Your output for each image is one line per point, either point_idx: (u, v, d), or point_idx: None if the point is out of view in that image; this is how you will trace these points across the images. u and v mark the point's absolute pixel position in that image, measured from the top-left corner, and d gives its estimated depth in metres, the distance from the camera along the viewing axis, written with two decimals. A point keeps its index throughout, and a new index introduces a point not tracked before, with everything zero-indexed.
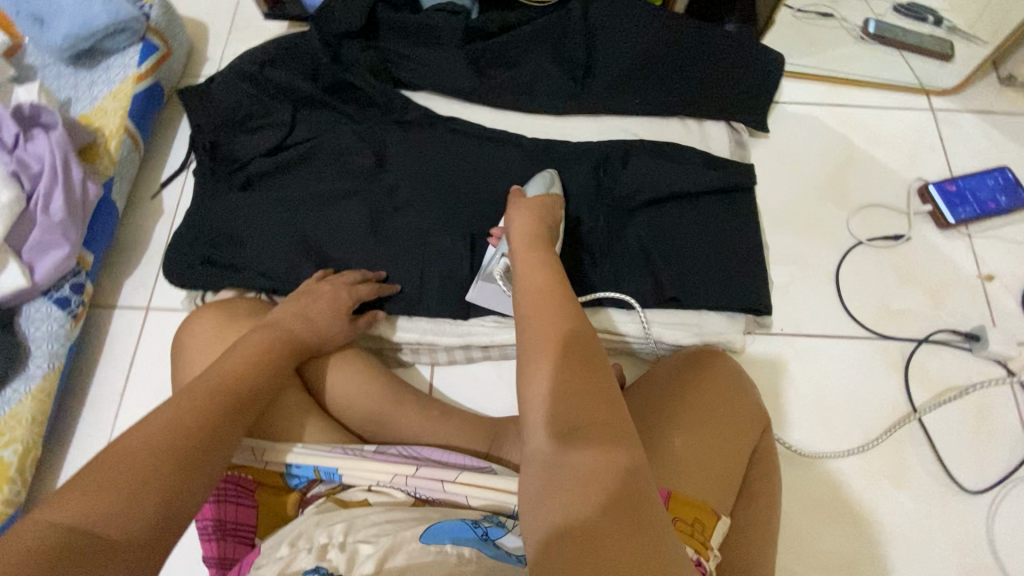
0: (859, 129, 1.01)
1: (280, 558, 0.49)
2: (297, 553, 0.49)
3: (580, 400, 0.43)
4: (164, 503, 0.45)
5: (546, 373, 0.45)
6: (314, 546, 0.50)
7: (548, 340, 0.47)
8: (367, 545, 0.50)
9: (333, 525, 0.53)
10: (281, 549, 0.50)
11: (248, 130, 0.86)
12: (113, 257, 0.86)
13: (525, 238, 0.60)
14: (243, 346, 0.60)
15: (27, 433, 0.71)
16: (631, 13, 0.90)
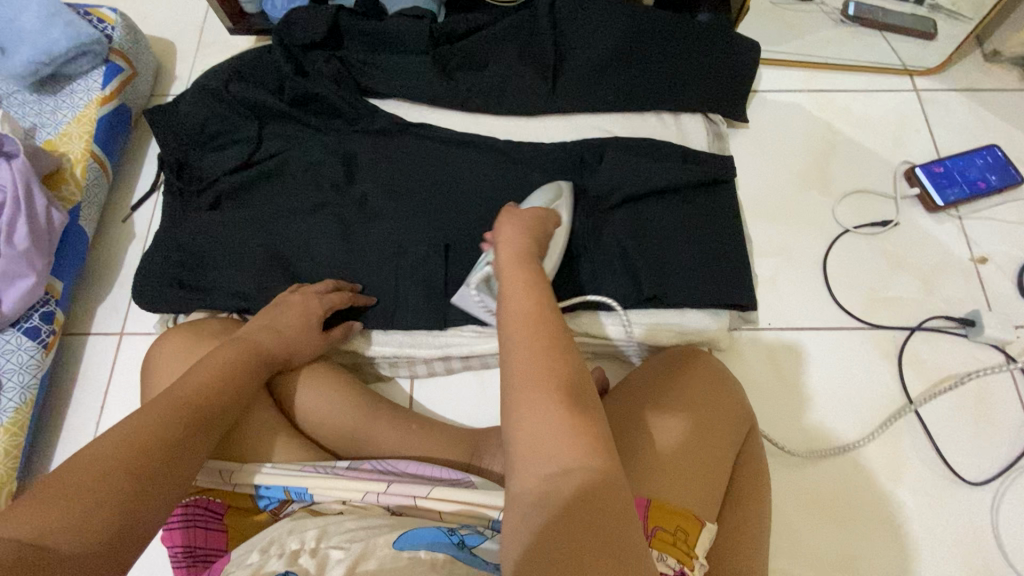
0: (842, 114, 0.98)
1: (250, 565, 0.47)
2: (267, 559, 0.47)
3: (568, 420, 0.43)
4: (115, 526, 0.43)
5: (530, 391, 0.45)
6: (285, 552, 0.48)
7: (538, 371, 0.46)
8: (338, 551, 0.48)
9: (307, 530, 0.51)
10: (252, 555, 0.48)
11: (217, 148, 0.84)
12: (86, 284, 0.85)
13: (512, 255, 0.56)
14: (210, 361, 0.58)
15: (1, 466, 0.70)
16: (600, 7, 0.88)
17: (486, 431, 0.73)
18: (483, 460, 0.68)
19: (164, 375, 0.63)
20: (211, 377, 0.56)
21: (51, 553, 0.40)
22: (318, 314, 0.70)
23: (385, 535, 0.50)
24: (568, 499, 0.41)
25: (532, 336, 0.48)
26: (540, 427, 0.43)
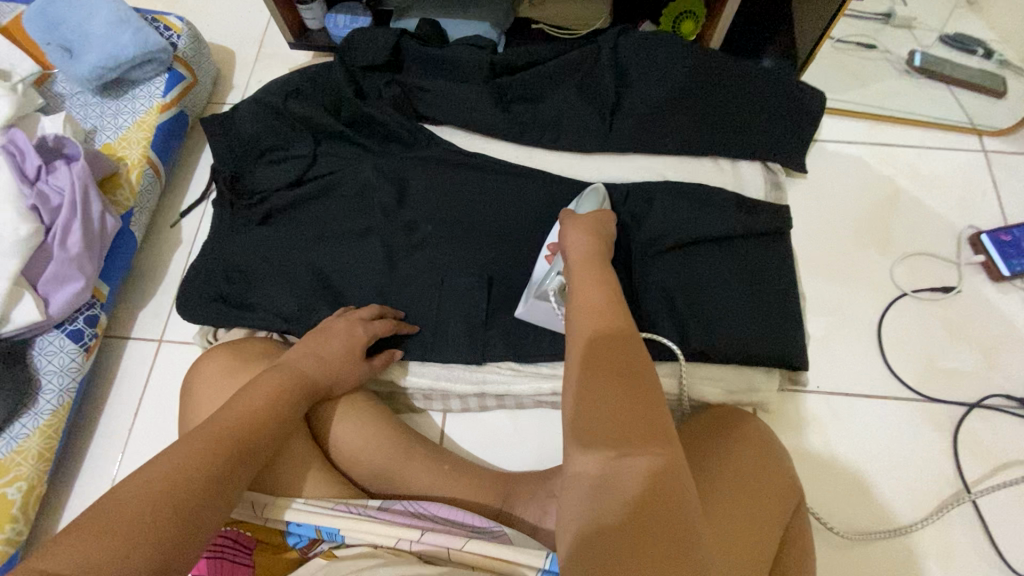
0: (904, 171, 0.95)
1: None
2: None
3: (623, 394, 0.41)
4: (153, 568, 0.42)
5: (587, 366, 0.44)
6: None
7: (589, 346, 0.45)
8: None
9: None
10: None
11: (272, 163, 0.85)
12: (130, 287, 0.86)
13: (581, 259, 0.56)
14: (256, 387, 0.58)
15: (33, 468, 0.70)
16: (663, 46, 0.86)
17: (518, 477, 0.72)
18: (515, 509, 0.66)
19: (207, 397, 0.63)
20: (255, 405, 0.56)
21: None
22: (360, 342, 0.69)
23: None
24: (618, 495, 0.38)
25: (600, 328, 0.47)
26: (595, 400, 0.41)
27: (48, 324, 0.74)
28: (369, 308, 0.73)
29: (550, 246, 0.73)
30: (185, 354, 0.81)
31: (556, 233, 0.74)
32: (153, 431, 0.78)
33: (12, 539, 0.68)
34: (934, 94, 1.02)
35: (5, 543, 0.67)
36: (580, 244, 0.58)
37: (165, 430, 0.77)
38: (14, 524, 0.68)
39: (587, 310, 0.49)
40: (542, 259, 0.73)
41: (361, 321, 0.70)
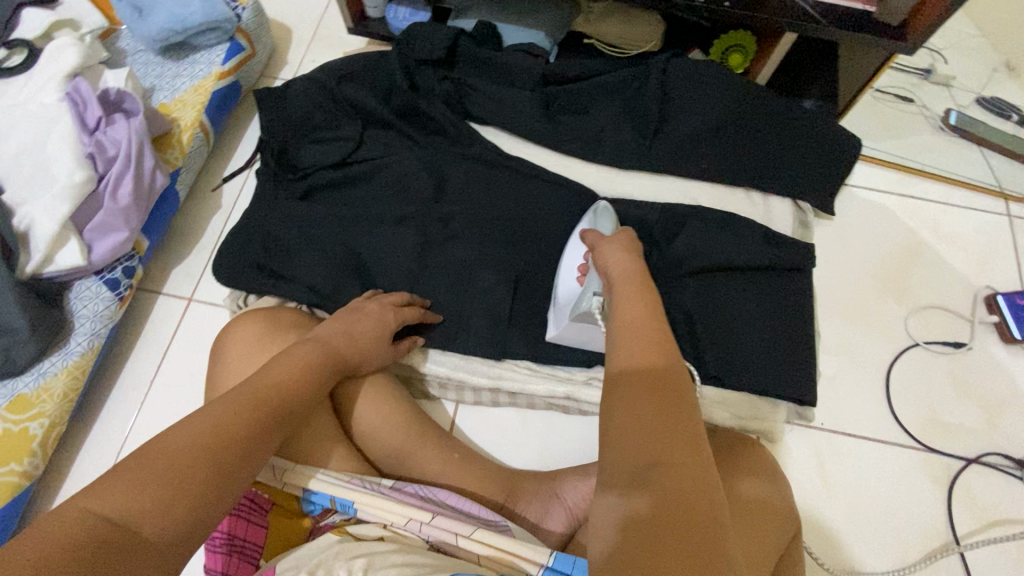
0: (929, 225, 0.97)
1: None
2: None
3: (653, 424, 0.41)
4: (189, 521, 0.45)
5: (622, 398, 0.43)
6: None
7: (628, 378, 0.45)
8: None
9: (355, 559, 0.51)
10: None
11: (318, 141, 0.88)
12: (166, 244, 0.88)
13: (626, 280, 0.55)
14: (290, 358, 0.60)
15: (56, 407, 0.72)
16: (709, 75, 0.88)
17: (523, 474, 0.74)
18: (518, 506, 0.68)
19: (239, 359, 0.65)
20: (286, 376, 0.58)
21: (135, 539, 0.42)
22: (388, 324, 0.71)
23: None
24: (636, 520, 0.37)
25: (641, 359, 0.46)
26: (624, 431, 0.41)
27: (87, 270, 0.76)
28: (399, 294, 0.75)
29: (577, 266, 0.72)
30: (212, 315, 0.83)
31: (579, 251, 0.73)
32: (173, 386, 0.80)
33: (27, 472, 0.70)
34: (965, 153, 1.04)
35: (22, 475, 0.70)
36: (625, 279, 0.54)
37: (187, 387, 0.79)
38: (31, 458, 0.70)
39: (638, 348, 0.47)
40: (572, 278, 0.71)
41: (388, 304, 0.73)
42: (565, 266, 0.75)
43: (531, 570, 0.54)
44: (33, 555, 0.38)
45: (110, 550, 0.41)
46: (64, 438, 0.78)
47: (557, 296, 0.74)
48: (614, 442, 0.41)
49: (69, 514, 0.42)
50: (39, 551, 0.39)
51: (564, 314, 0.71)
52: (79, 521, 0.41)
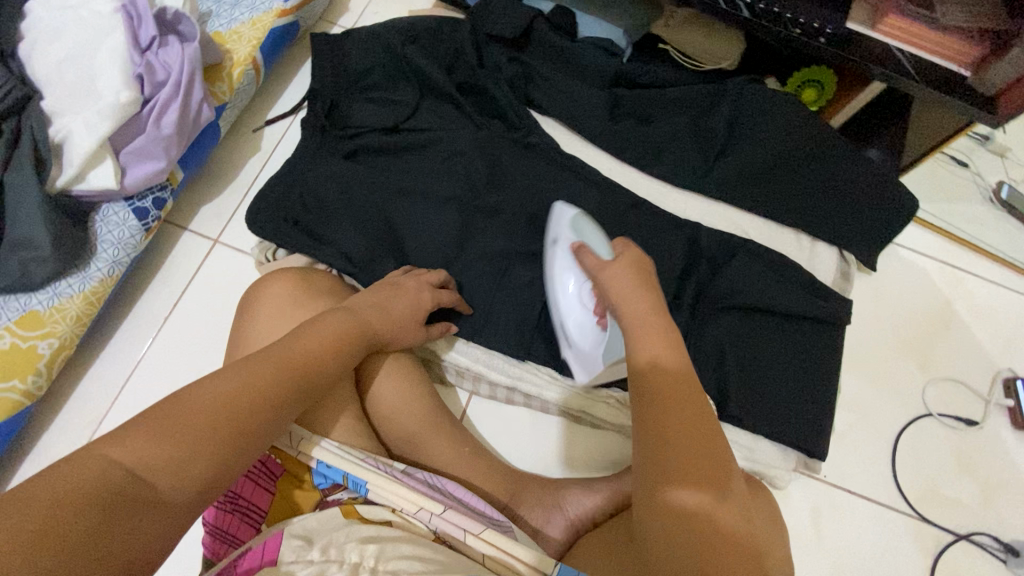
0: (963, 295, 0.95)
1: (311, 564, 0.49)
2: (328, 565, 0.49)
3: (682, 434, 0.47)
4: (204, 485, 0.45)
5: (653, 410, 0.48)
6: (346, 564, 0.49)
7: (650, 378, 0.49)
8: None
9: (365, 543, 0.52)
10: (312, 551, 0.50)
11: (372, 101, 0.85)
12: (200, 180, 0.85)
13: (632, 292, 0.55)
14: (321, 329, 0.58)
15: (68, 329, 0.70)
16: (781, 107, 0.85)
17: (527, 476, 0.73)
18: (519, 512, 0.68)
19: (271, 323, 0.64)
20: (318, 348, 0.56)
21: (149, 495, 0.42)
22: (419, 300, 0.69)
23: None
24: (700, 521, 0.45)
25: (658, 357, 0.50)
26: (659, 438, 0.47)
27: (118, 194, 0.73)
28: (434, 274, 0.73)
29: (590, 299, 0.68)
30: (236, 261, 0.81)
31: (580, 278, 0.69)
32: (186, 326, 0.78)
33: (29, 391, 0.69)
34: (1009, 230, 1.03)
35: (24, 393, 0.68)
36: (631, 291, 0.55)
37: (203, 331, 0.77)
38: (36, 377, 0.69)
39: (650, 344, 0.51)
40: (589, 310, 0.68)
41: (424, 281, 0.71)
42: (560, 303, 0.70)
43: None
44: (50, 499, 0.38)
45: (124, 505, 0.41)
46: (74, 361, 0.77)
47: (571, 335, 0.70)
48: (651, 445, 0.47)
49: (90, 460, 0.41)
50: (55, 496, 0.38)
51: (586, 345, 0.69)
52: (99, 469, 0.41)
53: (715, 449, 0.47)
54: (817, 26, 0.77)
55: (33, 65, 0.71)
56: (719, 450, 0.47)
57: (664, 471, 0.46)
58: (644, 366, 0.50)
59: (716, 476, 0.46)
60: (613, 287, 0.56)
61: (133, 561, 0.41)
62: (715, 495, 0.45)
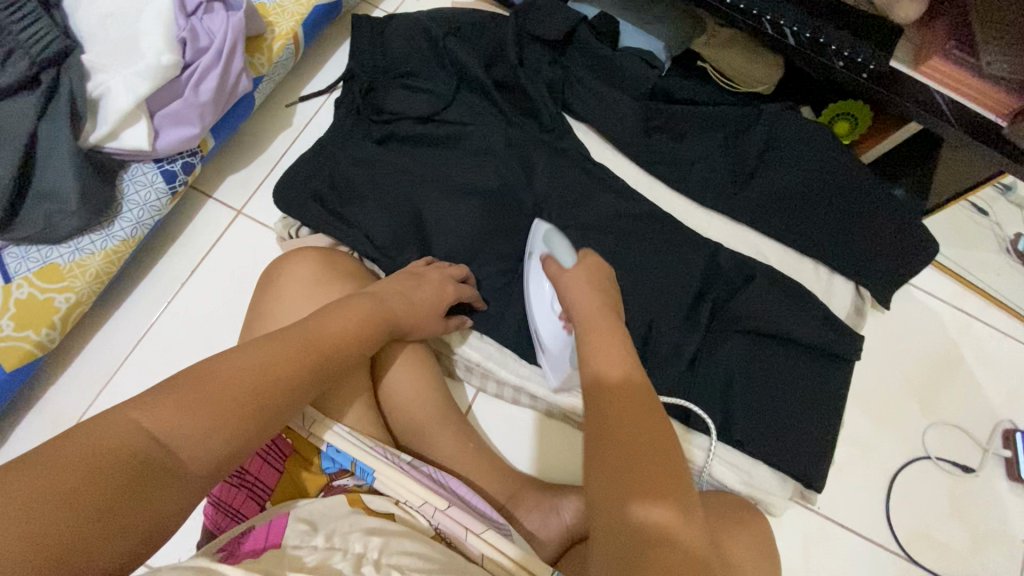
0: (972, 342, 0.96)
1: (315, 549, 0.49)
2: (331, 552, 0.48)
3: (618, 443, 0.44)
4: (219, 460, 0.45)
5: (595, 422, 0.46)
6: (349, 554, 0.49)
7: (596, 394, 0.47)
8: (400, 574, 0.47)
9: (370, 534, 0.51)
10: (317, 538, 0.50)
11: (408, 88, 0.85)
12: (232, 150, 0.86)
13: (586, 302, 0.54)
14: (345, 313, 0.58)
15: (86, 286, 0.71)
16: (813, 138, 0.85)
17: (527, 478, 0.74)
18: (516, 513, 0.68)
19: (294, 299, 0.66)
20: (338, 330, 0.56)
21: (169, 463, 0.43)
22: (438, 290, 0.69)
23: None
24: (646, 530, 0.40)
25: (609, 370, 0.48)
26: (602, 452, 0.44)
27: (149, 155, 0.73)
28: (455, 267, 0.73)
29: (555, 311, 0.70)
30: (258, 235, 0.82)
31: (549, 288, 0.71)
32: (200, 295, 0.79)
33: (41, 343, 0.69)
34: None
35: (36, 344, 0.69)
36: (588, 295, 0.55)
37: (220, 301, 0.79)
38: (48, 331, 0.69)
39: (609, 362, 0.49)
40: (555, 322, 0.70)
41: (445, 276, 0.71)
42: (534, 311, 0.73)
43: None
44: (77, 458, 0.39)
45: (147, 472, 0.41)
46: (94, 316, 0.78)
47: (543, 341, 0.72)
48: (596, 460, 0.44)
49: (115, 421, 0.42)
50: (79, 456, 0.39)
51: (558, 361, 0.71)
52: (123, 431, 0.41)
53: (660, 458, 0.43)
54: (861, 60, 0.76)
55: (78, 18, 0.71)
56: (664, 458, 0.43)
57: (606, 481, 0.43)
58: (590, 383, 0.49)
59: (662, 487, 0.42)
60: (571, 287, 0.57)
61: (152, 529, 0.42)
62: (663, 507, 0.41)
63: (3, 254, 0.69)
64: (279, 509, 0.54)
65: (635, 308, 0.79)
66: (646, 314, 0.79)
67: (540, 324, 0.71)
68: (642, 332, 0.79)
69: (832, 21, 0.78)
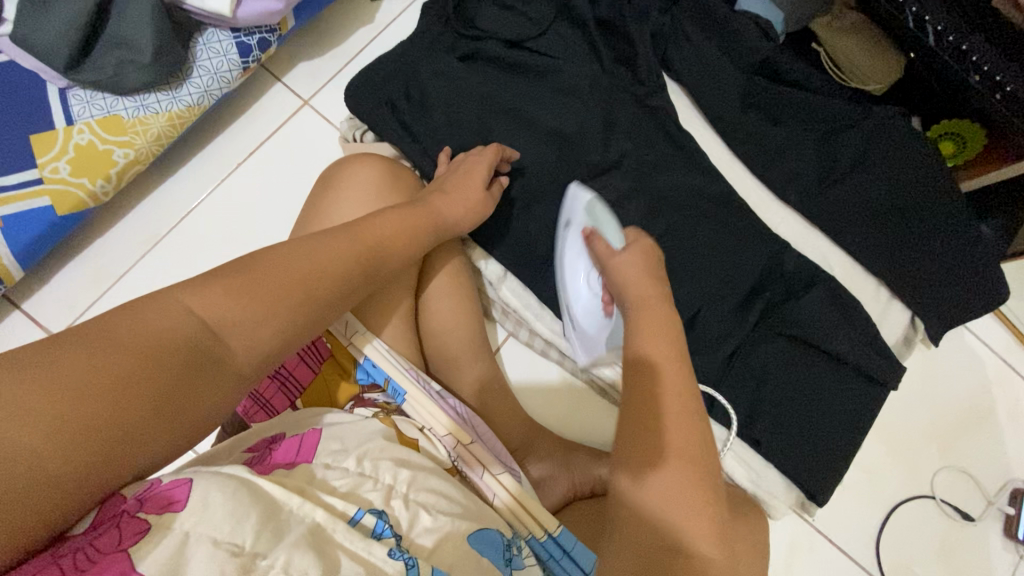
0: (1012, 398, 0.92)
1: (349, 472, 0.48)
2: (363, 480, 0.48)
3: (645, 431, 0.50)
4: (268, 351, 0.46)
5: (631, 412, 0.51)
6: (380, 485, 0.48)
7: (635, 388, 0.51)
8: (427, 517, 0.47)
9: (400, 466, 0.50)
10: (349, 459, 0.49)
11: (503, 7, 0.80)
12: (309, 35, 0.84)
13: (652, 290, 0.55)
14: (388, 220, 0.56)
15: (146, 146, 0.71)
16: (913, 153, 0.79)
17: (541, 429, 0.75)
18: (528, 461, 0.70)
19: (352, 204, 0.64)
20: (396, 241, 0.56)
21: (213, 363, 0.43)
22: (484, 200, 0.66)
23: (465, 522, 0.48)
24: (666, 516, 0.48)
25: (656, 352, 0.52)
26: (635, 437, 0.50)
27: (227, 23, 0.70)
28: (491, 149, 0.70)
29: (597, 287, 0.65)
30: (321, 131, 0.81)
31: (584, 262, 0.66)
32: (254, 184, 0.80)
33: (94, 195, 0.71)
34: None
35: (90, 195, 0.70)
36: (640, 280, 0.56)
37: (277, 192, 0.79)
38: (103, 184, 0.70)
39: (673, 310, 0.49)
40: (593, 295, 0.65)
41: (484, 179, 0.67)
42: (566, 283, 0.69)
43: (536, 532, 0.54)
44: (129, 340, 0.40)
45: (185, 374, 0.41)
46: (154, 184, 0.79)
47: (576, 316, 0.68)
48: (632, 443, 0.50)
49: (174, 303, 0.42)
50: (132, 338, 0.40)
51: (599, 343, 0.67)
52: (164, 321, 0.42)
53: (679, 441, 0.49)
54: (999, 79, 0.67)
55: None
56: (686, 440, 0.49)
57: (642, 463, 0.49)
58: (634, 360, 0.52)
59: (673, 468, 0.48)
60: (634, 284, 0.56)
61: (193, 430, 0.42)
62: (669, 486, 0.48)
63: (68, 95, 0.69)
64: (311, 425, 0.54)
65: (686, 289, 0.77)
66: (694, 297, 0.77)
67: (572, 292, 0.68)
68: (688, 315, 0.77)
69: (981, 29, 0.68)
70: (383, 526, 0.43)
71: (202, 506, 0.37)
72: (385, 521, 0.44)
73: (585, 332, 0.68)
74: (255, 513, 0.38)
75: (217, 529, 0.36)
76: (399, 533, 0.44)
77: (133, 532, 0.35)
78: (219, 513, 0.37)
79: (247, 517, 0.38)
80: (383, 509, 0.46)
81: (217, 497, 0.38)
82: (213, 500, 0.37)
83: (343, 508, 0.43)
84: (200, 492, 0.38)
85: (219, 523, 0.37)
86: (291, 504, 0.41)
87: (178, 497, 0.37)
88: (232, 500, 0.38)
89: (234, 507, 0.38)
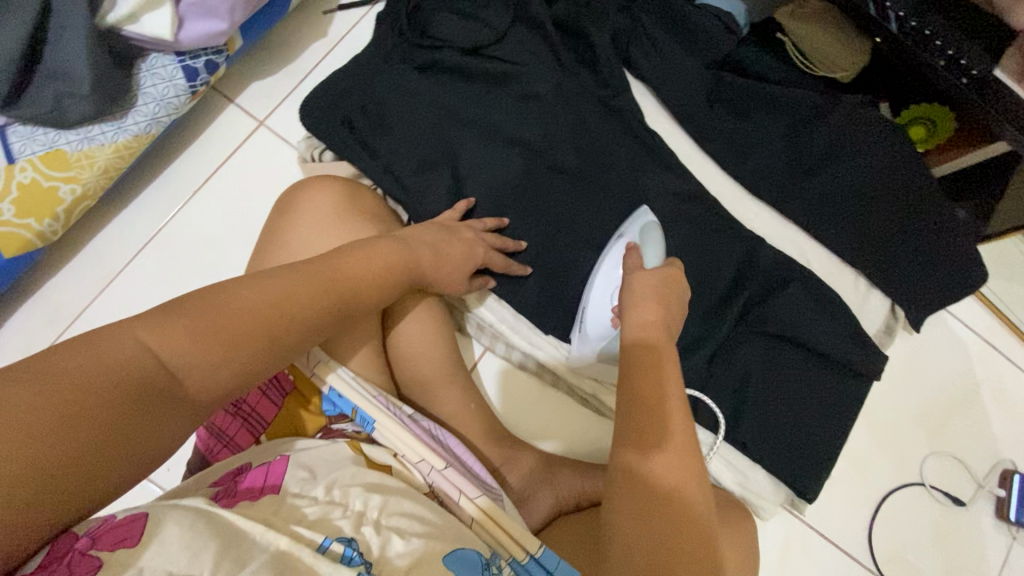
0: (996, 379, 0.92)
1: (316, 502, 0.46)
2: (332, 508, 0.46)
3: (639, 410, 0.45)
4: (222, 391, 0.44)
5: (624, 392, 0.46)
6: (349, 512, 0.46)
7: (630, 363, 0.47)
8: (400, 541, 0.45)
9: (371, 492, 0.49)
10: (316, 488, 0.48)
11: (459, 15, 0.78)
12: (261, 54, 0.81)
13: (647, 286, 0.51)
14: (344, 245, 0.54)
15: (93, 179, 0.69)
16: (881, 139, 0.78)
17: (523, 443, 0.73)
18: (510, 478, 0.68)
19: (310, 227, 0.62)
20: (355, 263, 0.54)
21: (162, 397, 0.41)
22: (465, 259, 0.65)
23: (439, 541, 0.46)
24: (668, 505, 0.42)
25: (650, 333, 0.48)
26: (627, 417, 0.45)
27: (171, 47, 0.68)
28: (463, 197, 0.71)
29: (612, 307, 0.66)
30: (280, 152, 0.79)
31: (615, 279, 0.67)
32: (212, 210, 0.77)
33: (43, 234, 0.68)
34: None
35: (37, 235, 0.68)
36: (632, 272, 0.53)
37: (237, 217, 0.77)
38: (51, 222, 0.68)
39: (644, 322, 0.48)
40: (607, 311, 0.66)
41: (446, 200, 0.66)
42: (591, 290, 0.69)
43: (516, 553, 0.51)
44: (68, 379, 0.37)
45: (132, 414, 0.39)
46: (111, 214, 0.77)
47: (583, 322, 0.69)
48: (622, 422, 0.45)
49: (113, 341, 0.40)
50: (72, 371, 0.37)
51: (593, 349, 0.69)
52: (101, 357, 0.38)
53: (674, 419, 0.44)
54: (963, 62, 0.65)
55: None
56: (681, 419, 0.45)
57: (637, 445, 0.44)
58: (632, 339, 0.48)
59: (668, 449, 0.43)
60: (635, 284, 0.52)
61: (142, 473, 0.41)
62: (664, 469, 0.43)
63: (7, 132, 0.66)
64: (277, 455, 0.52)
65: None
66: None
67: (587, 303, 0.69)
68: None
69: (942, 14, 0.67)
70: (353, 552, 0.41)
71: (158, 541, 0.37)
72: (354, 547, 0.42)
73: (584, 341, 0.69)
74: (213, 547, 0.37)
75: (172, 562, 0.35)
76: (370, 560, 0.43)
77: (85, 569, 0.34)
78: (175, 546, 0.37)
79: (204, 547, 0.37)
80: (353, 536, 0.44)
81: (174, 531, 0.38)
82: (167, 536, 0.37)
83: (310, 535, 0.42)
84: (153, 529, 0.37)
85: (175, 556, 0.36)
86: (255, 532, 0.40)
87: (132, 534, 0.37)
88: (188, 534, 0.37)
89: (189, 542, 0.37)
